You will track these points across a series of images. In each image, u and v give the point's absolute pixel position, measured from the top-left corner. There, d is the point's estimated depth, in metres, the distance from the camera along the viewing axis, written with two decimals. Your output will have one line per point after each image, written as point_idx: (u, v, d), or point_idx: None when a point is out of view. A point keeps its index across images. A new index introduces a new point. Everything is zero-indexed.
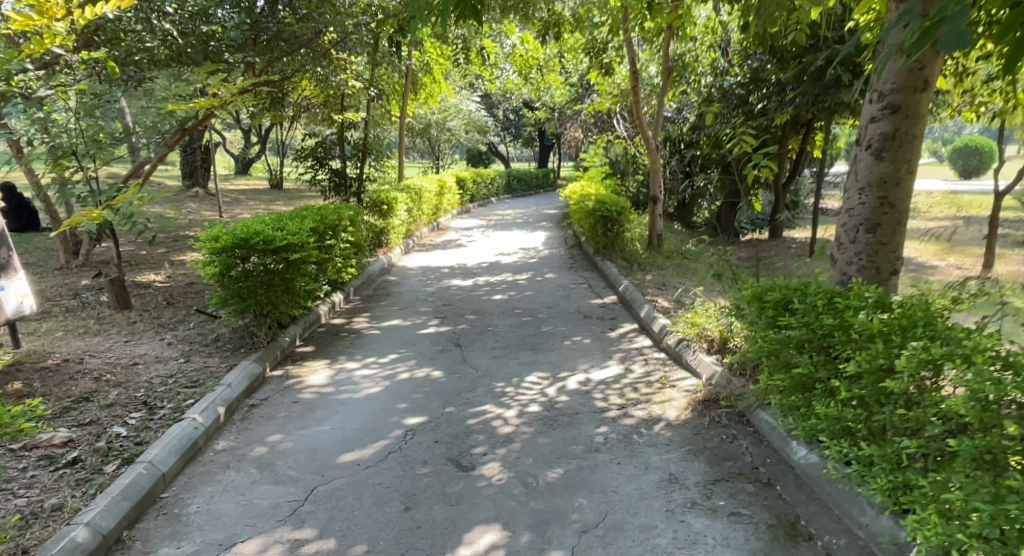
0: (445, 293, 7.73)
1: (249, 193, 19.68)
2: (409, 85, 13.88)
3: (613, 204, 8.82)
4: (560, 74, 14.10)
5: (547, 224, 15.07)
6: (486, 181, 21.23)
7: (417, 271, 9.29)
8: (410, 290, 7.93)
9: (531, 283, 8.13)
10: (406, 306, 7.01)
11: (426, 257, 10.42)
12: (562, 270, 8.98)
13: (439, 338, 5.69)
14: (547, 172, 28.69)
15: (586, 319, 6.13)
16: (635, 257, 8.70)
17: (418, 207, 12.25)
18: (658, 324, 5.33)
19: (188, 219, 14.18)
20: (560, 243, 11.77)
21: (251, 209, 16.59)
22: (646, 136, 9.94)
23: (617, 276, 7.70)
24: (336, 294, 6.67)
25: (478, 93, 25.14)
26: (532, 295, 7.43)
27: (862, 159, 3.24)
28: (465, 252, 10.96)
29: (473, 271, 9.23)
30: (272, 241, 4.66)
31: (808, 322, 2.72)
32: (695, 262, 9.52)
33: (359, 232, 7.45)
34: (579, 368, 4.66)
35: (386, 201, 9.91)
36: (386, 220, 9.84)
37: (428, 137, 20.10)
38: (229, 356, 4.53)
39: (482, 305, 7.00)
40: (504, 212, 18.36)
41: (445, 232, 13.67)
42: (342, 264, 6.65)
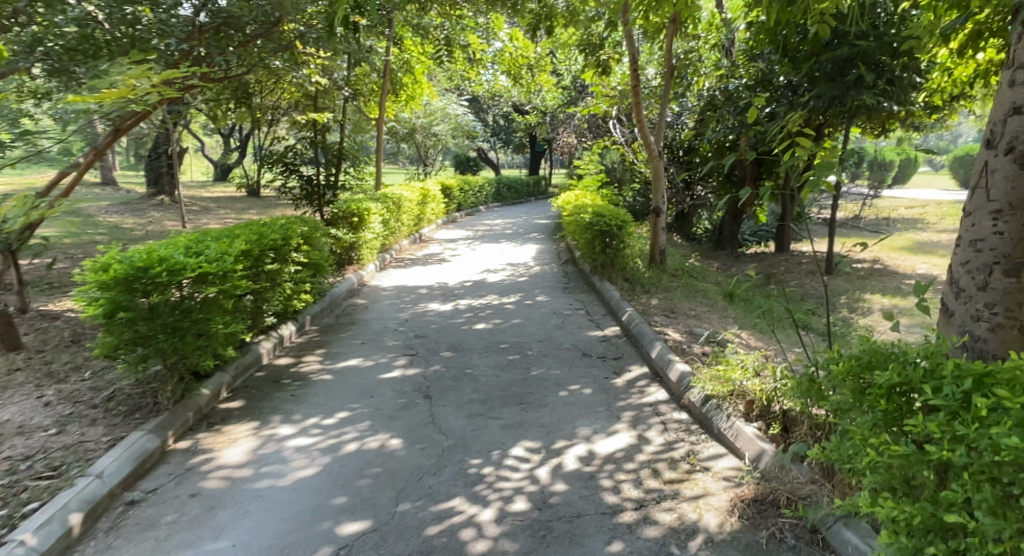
0: (418, 322, 6.68)
1: (221, 201, 18.58)
2: (388, 86, 12.87)
3: (612, 216, 7.79)
4: (552, 74, 13.13)
5: (538, 236, 14.07)
6: (474, 188, 20.24)
7: (391, 292, 8.22)
8: (378, 317, 6.87)
9: (519, 309, 7.09)
10: (371, 340, 5.95)
11: (403, 275, 9.36)
12: (554, 291, 7.95)
13: (404, 386, 4.62)
14: (538, 180, 27.73)
15: (585, 359, 5.08)
16: (637, 277, 7.71)
17: (397, 218, 11.20)
18: (676, 369, 4.31)
19: (147, 230, 13.05)
20: (552, 258, 10.76)
21: (220, 218, 15.46)
22: (647, 142, 8.91)
23: (620, 299, 6.69)
24: (285, 328, 5.61)
25: (466, 97, 24.13)
26: (519, 324, 6.38)
27: (998, 173, 2.49)
28: (447, 269, 9.92)
29: (454, 293, 8.19)
30: (181, 270, 3.66)
31: (965, 437, 1.68)
32: (702, 283, 8.54)
33: (317, 250, 6.40)
34: (579, 435, 3.61)
35: (358, 213, 8.86)
36: (358, 234, 8.79)
37: (413, 143, 19.11)
38: (118, 424, 3.45)
39: (460, 338, 5.93)
40: (493, 222, 17.35)
41: (427, 244, 12.63)
42: (292, 289, 5.60)
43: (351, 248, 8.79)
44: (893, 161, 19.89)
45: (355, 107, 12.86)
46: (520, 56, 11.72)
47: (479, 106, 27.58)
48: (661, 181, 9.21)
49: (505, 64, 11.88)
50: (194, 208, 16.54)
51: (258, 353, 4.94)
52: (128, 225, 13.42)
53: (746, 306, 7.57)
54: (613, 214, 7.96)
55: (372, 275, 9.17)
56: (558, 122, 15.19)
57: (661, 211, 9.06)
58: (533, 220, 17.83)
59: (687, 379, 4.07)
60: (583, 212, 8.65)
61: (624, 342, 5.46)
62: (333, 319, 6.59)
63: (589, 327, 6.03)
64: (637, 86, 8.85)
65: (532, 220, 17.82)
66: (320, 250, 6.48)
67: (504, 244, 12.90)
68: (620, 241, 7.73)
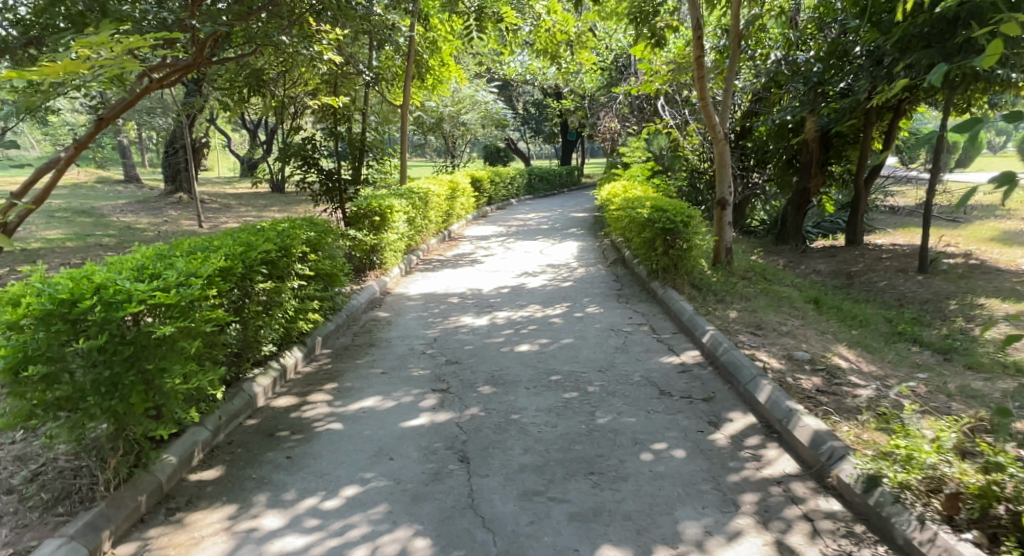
0: (449, 342, 5.58)
1: (243, 197, 17.79)
2: (413, 70, 11.83)
3: (675, 212, 6.60)
4: (593, 52, 11.93)
5: (578, 231, 12.91)
6: (505, 180, 19.12)
7: (418, 302, 7.15)
8: (403, 334, 5.82)
9: (567, 323, 5.95)
10: (393, 368, 4.87)
11: (431, 280, 8.31)
12: (607, 300, 6.78)
13: (433, 440, 3.53)
14: (571, 170, 26.43)
15: (666, 399, 3.92)
16: (708, 284, 6.52)
17: (424, 214, 10.17)
18: (804, 426, 3.13)
19: (160, 230, 12.25)
20: (597, 258, 9.59)
21: (239, 216, 14.62)
22: (712, 122, 7.67)
23: (694, 312, 5.51)
24: (288, 356, 4.58)
25: (496, 84, 22.95)
26: (573, 345, 5.25)
27: None
28: (480, 272, 8.83)
29: (490, 302, 7.09)
30: (121, 303, 2.64)
31: None
32: (780, 286, 7.30)
33: (329, 258, 5.37)
34: (685, 539, 2.48)
35: (380, 210, 7.84)
36: (380, 235, 7.78)
37: (441, 133, 18.07)
38: (30, 526, 2.46)
39: (501, 366, 4.82)
40: (526, 216, 16.22)
41: (457, 242, 11.57)
42: (296, 309, 4.57)
43: (372, 251, 7.77)
44: None
45: (377, 94, 11.87)
46: (559, 32, 10.55)
47: (508, 94, 26.40)
48: (728, 169, 7.94)
49: (541, 42, 10.74)
50: (213, 205, 15.76)
51: (249, 395, 3.90)
52: (142, 224, 12.64)
53: (833, 311, 6.73)
54: (676, 208, 6.75)
55: (397, 280, 8.15)
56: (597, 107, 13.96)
57: (728, 203, 7.86)
58: (568, 213, 16.65)
59: (829, 444, 2.89)
60: (637, 206, 7.45)
61: (713, 374, 4.27)
62: (350, 339, 5.56)
63: (663, 351, 4.86)
64: (701, 57, 7.53)
65: (569, 213, 16.66)
66: (333, 259, 5.47)
67: (541, 241, 11.78)
68: (688, 240, 6.50)
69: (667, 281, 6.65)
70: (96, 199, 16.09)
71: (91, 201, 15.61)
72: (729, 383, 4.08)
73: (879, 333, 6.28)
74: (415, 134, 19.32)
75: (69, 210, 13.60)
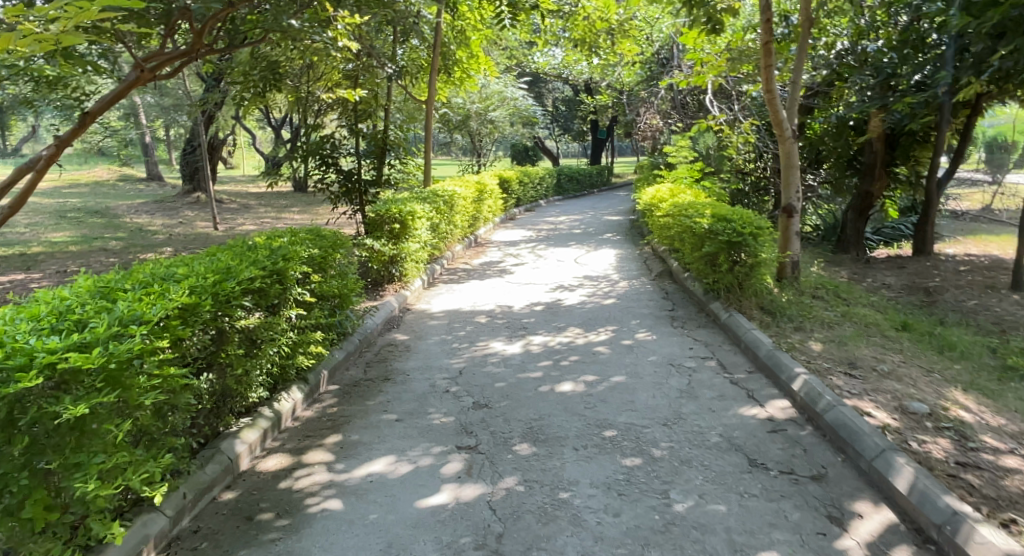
0: (478, 377, 4.72)
1: (263, 196, 17.18)
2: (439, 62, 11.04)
3: (742, 223, 5.67)
4: (634, 42, 11.04)
5: (615, 236, 11.96)
6: (534, 181, 18.26)
7: (441, 322, 6.32)
8: (423, 364, 4.98)
9: (616, 354, 5.05)
10: (411, 413, 4.02)
11: (457, 294, 7.48)
12: (659, 323, 5.85)
13: (458, 533, 2.68)
14: (601, 170, 25.39)
15: (762, 476, 3.01)
16: (779, 307, 5.58)
17: (450, 219, 9.37)
18: (985, 544, 2.23)
19: (172, 233, 11.61)
20: (640, 268, 8.67)
21: (256, 217, 13.96)
22: (780, 118, 6.73)
23: (774, 345, 4.57)
24: (283, 400, 3.75)
25: (526, 81, 22.06)
26: (629, 385, 4.36)
27: None
28: (510, 286, 7.96)
29: (522, 322, 6.22)
30: (17, 371, 1.84)
31: None
32: (858, 307, 6.32)
33: (336, 276, 4.56)
34: None
35: (400, 216, 7.05)
36: (400, 245, 7.00)
37: (467, 131, 17.26)
38: None
39: (542, 414, 3.95)
40: (557, 219, 15.33)
41: (484, 249, 10.73)
42: (292, 342, 3.74)
43: (391, 262, 6.99)
44: (1019, 141, 16.94)
45: (401, 88, 11.12)
46: (599, 20, 9.70)
47: (537, 91, 25.48)
48: (796, 172, 7.00)
49: (578, 31, 9.87)
50: (231, 205, 15.16)
51: (227, 459, 3.07)
52: (154, 226, 12.02)
53: (927, 339, 5.71)
54: (741, 217, 5.82)
55: (419, 294, 7.36)
56: (637, 103, 13.02)
57: (795, 211, 7.02)
58: (601, 216, 15.71)
59: None
60: (693, 214, 6.56)
61: (817, 438, 3.34)
62: (363, 372, 4.74)
63: (741, 399, 3.94)
64: (769, 43, 6.56)
65: (602, 216, 15.71)
66: (341, 278, 4.65)
67: (575, 248, 10.87)
68: (755, 255, 5.55)
69: (729, 301, 5.71)
70: (113, 198, 15.62)
71: (107, 200, 15.12)
72: (842, 453, 3.17)
73: (987, 368, 5.26)
74: (441, 132, 18.53)
75: (83, 210, 13.08)
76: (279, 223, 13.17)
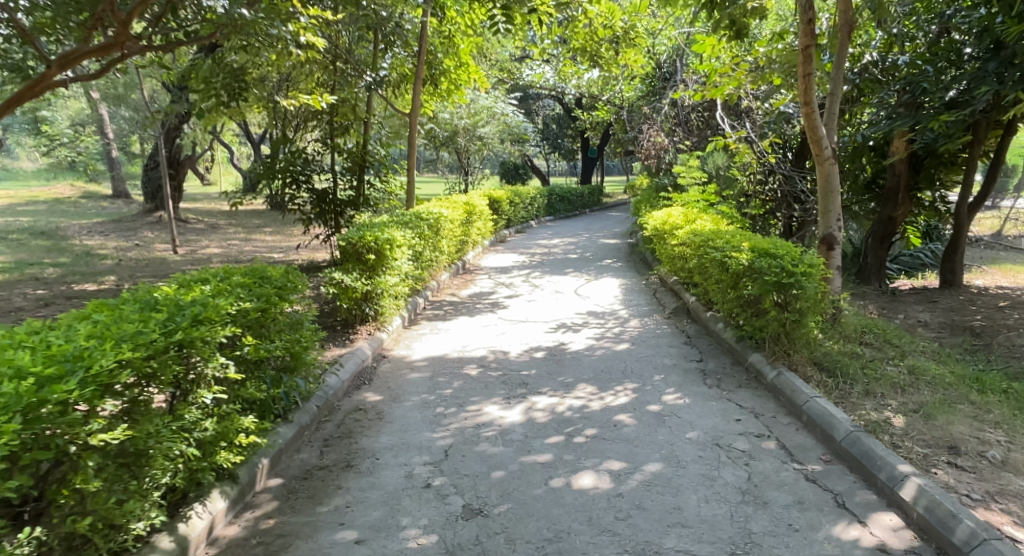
0: (468, 461, 3.63)
1: (235, 215, 16.01)
2: (424, 71, 10.07)
3: (789, 260, 4.68)
4: (639, 52, 10.17)
5: (615, 263, 10.97)
6: (524, 201, 17.30)
7: (423, 376, 5.20)
8: (397, 443, 3.88)
9: (643, 428, 3.98)
10: (377, 528, 2.92)
11: (442, 336, 6.40)
12: (689, 380, 4.79)
13: None
14: (593, 190, 24.52)
15: None
16: (837, 363, 4.56)
17: (435, 245, 8.32)
18: None
19: (123, 256, 10.42)
20: (650, 304, 7.64)
21: (224, 239, 12.78)
22: (820, 135, 5.80)
23: (853, 424, 3.54)
24: (194, 517, 2.66)
25: (517, 97, 21.19)
26: (670, 479, 3.30)
27: None
28: (503, 325, 6.89)
29: (521, 376, 5.11)
30: None
31: None
32: (918, 358, 5.33)
33: (282, 334, 3.48)
34: None
35: (376, 246, 5.98)
36: (376, 279, 5.90)
37: (454, 148, 16.27)
38: None
39: (559, 531, 2.87)
40: (550, 241, 14.35)
41: (473, 277, 9.68)
42: (205, 435, 2.65)
43: (363, 299, 5.89)
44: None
45: (384, 100, 10.12)
46: (601, 26, 8.82)
47: (526, 107, 24.64)
48: (836, 197, 6.09)
49: (577, 39, 9.03)
50: (198, 225, 13.98)
51: None
52: (105, 249, 10.82)
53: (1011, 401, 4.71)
54: (787, 251, 4.83)
55: (397, 337, 6.24)
56: (640, 120, 12.09)
57: (835, 242, 6.18)
58: (597, 239, 14.71)
59: None
60: (721, 245, 5.57)
61: None
62: (316, 456, 3.62)
63: (830, 510, 2.89)
64: (810, 47, 5.65)
65: (597, 240, 14.72)
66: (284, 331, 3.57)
67: (573, 276, 9.85)
68: (808, 300, 4.53)
69: (773, 354, 4.68)
70: (68, 217, 14.39)
71: (61, 218, 13.88)
72: None
73: None
74: (427, 149, 17.52)
75: (28, 230, 11.85)
76: (247, 246, 12.02)
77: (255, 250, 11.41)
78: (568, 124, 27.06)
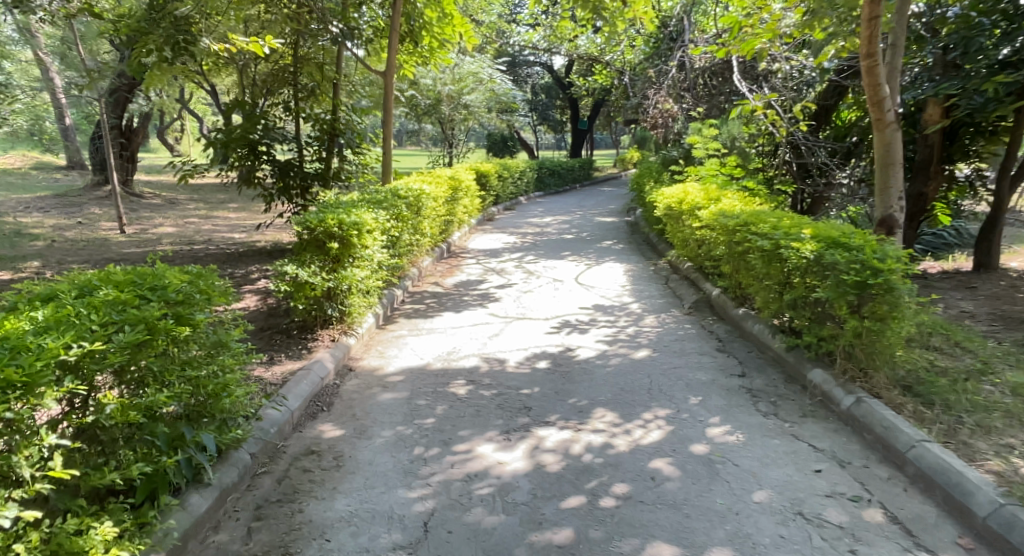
0: (455, 544, 2.57)
1: (199, 190, 14.70)
2: (403, 25, 8.83)
3: (868, 251, 3.63)
4: (646, 5, 9.02)
5: (617, 244, 9.92)
6: (513, 175, 16.15)
7: (397, 397, 4.12)
8: (356, 510, 2.81)
9: (694, 484, 2.94)
10: None
11: (422, 340, 5.31)
12: (737, 405, 3.76)
13: None
14: (584, 164, 23.37)
15: None
16: (930, 385, 3.53)
17: (415, 227, 7.18)
18: None
19: (60, 236, 9.17)
20: (666, 296, 6.60)
21: (182, 217, 11.53)
22: (880, 96, 4.80)
23: (998, 490, 2.53)
24: None
25: (505, 64, 19.88)
26: None
27: None
28: (496, 323, 5.81)
29: (521, 398, 4.06)
30: None
31: None
32: (1009, 368, 4.33)
33: (181, 370, 2.37)
34: None
35: (341, 230, 4.84)
36: (340, 272, 4.75)
37: (437, 118, 15.00)
38: None
39: None
40: (541, 219, 13.26)
41: (460, 261, 8.59)
42: None
43: (323, 297, 4.73)
44: None
45: (358, 59, 8.87)
46: None
47: (514, 75, 23.24)
48: (897, 170, 5.09)
49: None
50: (154, 201, 12.67)
51: None
52: (41, 228, 9.55)
53: None
54: (863, 241, 3.77)
55: (367, 343, 5.11)
56: (646, 86, 10.91)
57: (896, 224, 5.20)
58: (593, 217, 13.60)
59: None
60: (768, 232, 4.50)
61: None
62: (239, 541, 2.55)
63: None
64: None
65: (593, 217, 13.63)
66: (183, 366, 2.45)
67: (571, 260, 8.78)
68: (896, 306, 3.49)
69: (845, 373, 3.65)
70: (10, 191, 13.01)
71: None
72: None
73: None
74: (408, 118, 16.20)
75: None
76: (207, 225, 10.78)
77: (213, 230, 10.20)
78: (558, 93, 25.73)
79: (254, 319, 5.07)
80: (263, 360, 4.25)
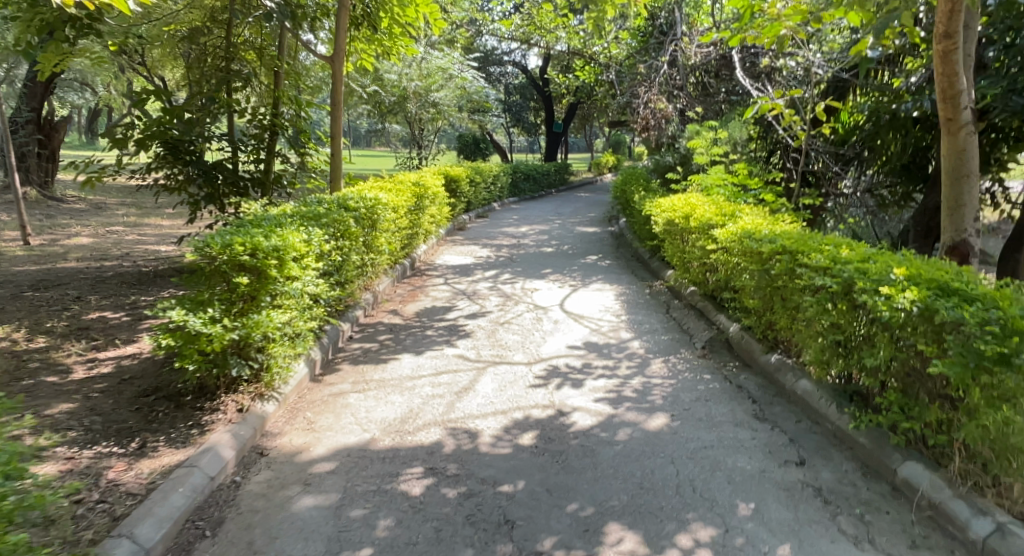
0: None
1: (135, 193, 13.19)
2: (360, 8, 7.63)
3: (1004, 306, 2.53)
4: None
5: (604, 260, 8.79)
6: (486, 180, 14.98)
7: (321, 504, 2.86)
8: None
9: None
10: None
11: (368, 398, 4.06)
12: (810, 523, 2.62)
13: None
14: (560, 168, 22.32)
15: None
16: None
17: (368, 245, 5.94)
18: None
19: None
20: (672, 331, 5.46)
21: (107, 225, 10.07)
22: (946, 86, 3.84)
23: None
24: None
25: (477, 62, 18.75)
26: None
27: None
28: (465, 371, 4.59)
29: (499, 505, 2.86)
30: None
31: None
32: None
33: None
34: None
35: (258, 257, 3.57)
36: (252, 316, 3.48)
37: (403, 117, 13.76)
38: None
39: None
40: (517, 229, 12.09)
41: (424, 282, 7.36)
42: None
43: (228, 351, 3.44)
44: None
45: (306, 44, 7.61)
46: None
47: (486, 74, 22.07)
48: (972, 183, 4.02)
49: None
50: (77, 206, 11.13)
51: None
52: None
53: None
54: (986, 290, 2.67)
55: (292, 407, 3.83)
56: (635, 83, 9.85)
57: (971, 251, 4.14)
58: (573, 227, 12.46)
59: None
60: (831, 268, 3.39)
61: None
62: None
63: None
64: None
65: (573, 227, 12.48)
66: None
67: (553, 279, 7.61)
68: None
69: (967, 479, 2.53)
70: None
71: None
72: None
73: None
74: (372, 117, 14.88)
75: None
76: (132, 235, 9.33)
77: (139, 242, 8.79)
78: (533, 94, 24.68)
79: (136, 381, 3.76)
80: (129, 448, 2.97)
